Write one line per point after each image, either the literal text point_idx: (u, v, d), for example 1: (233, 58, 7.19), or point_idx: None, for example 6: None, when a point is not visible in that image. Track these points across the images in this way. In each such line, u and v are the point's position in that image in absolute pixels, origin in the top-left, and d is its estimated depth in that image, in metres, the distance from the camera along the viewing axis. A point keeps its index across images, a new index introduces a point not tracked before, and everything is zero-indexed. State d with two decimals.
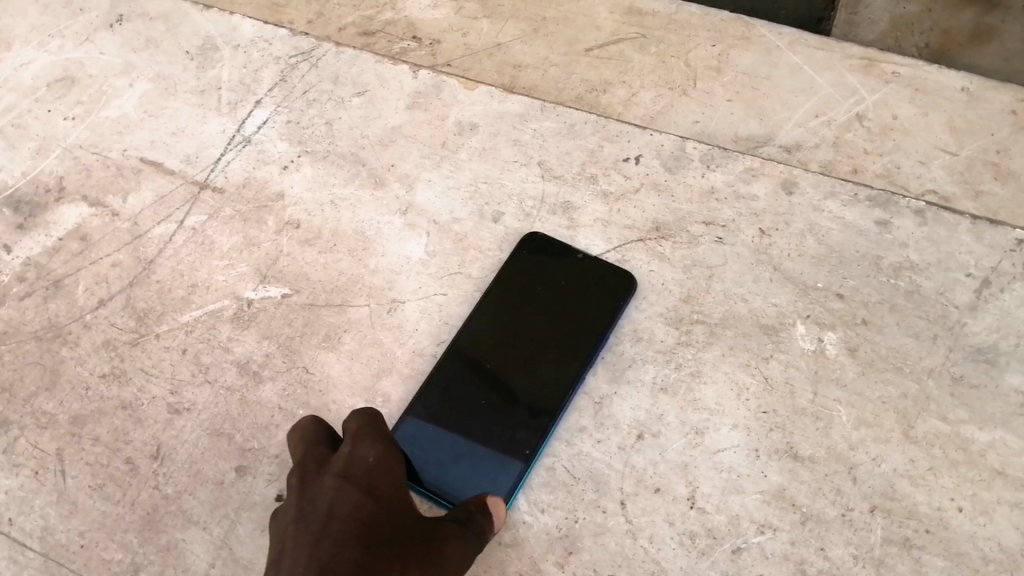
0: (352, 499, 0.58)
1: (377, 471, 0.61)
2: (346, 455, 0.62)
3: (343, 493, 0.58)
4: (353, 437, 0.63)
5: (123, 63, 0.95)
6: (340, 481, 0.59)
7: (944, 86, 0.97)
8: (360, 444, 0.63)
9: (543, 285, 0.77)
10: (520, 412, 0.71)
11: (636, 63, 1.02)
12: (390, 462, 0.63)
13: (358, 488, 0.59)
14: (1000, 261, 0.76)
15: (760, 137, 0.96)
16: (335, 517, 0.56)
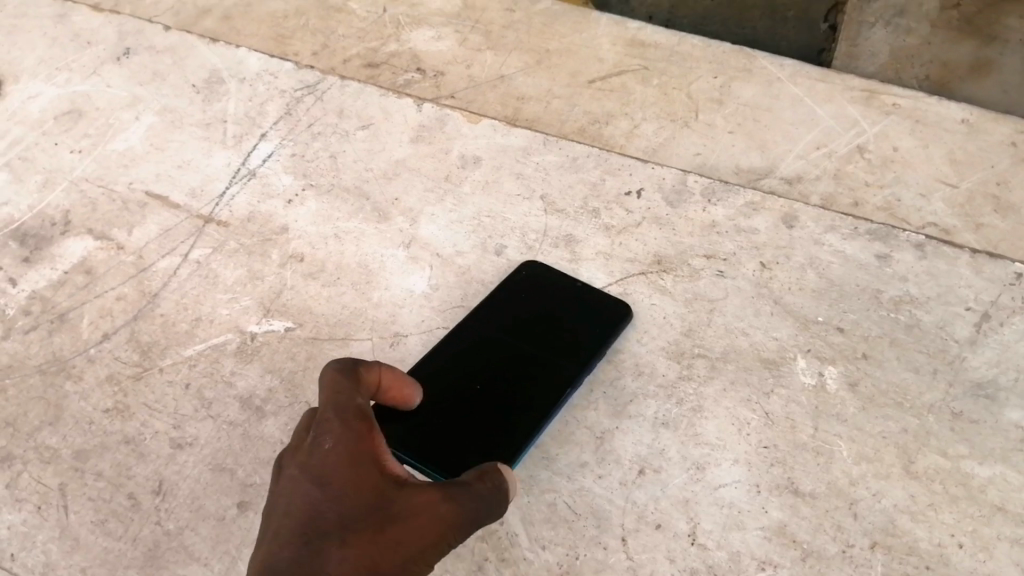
0: (301, 496, 0.54)
1: (331, 456, 0.55)
2: (307, 443, 0.56)
3: (295, 490, 0.54)
4: (312, 425, 0.57)
5: (130, 96, 0.96)
6: (298, 474, 0.55)
7: (944, 118, 0.99)
8: (320, 428, 0.57)
9: (534, 291, 0.78)
10: (518, 403, 0.71)
11: (638, 96, 1.04)
12: (349, 440, 0.56)
13: (311, 483, 0.54)
14: (999, 295, 0.77)
15: (761, 169, 0.97)
16: (287, 517, 0.53)
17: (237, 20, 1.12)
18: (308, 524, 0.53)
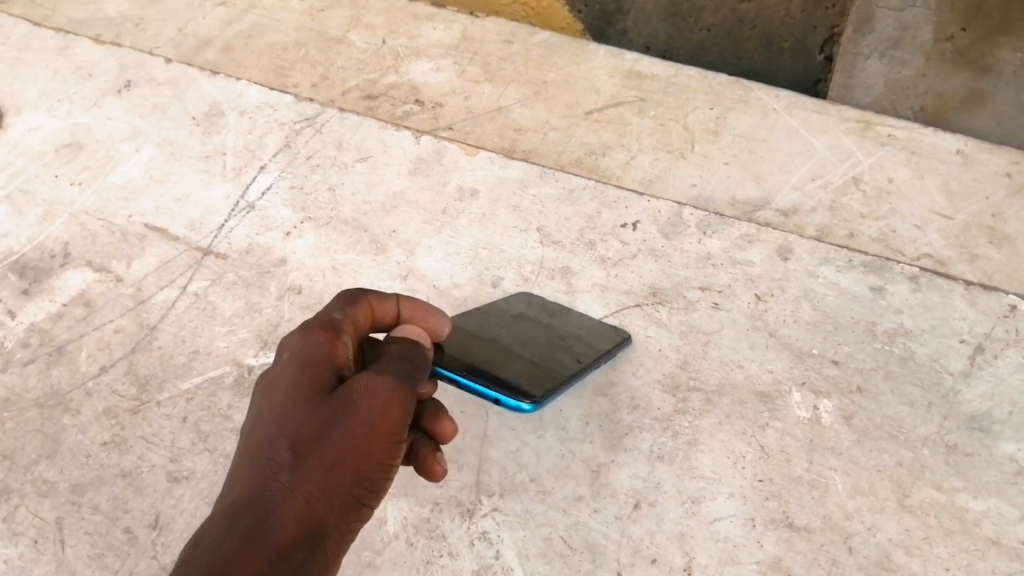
0: (258, 411, 0.57)
1: (288, 368, 0.57)
2: (276, 360, 0.59)
3: (256, 406, 0.57)
4: (282, 343, 0.59)
5: (130, 129, 0.97)
6: (260, 390, 0.58)
7: (939, 149, 1.00)
8: (288, 344, 0.58)
9: (514, 300, 0.80)
10: (548, 356, 0.74)
11: (635, 127, 1.05)
12: (306, 349, 0.57)
13: (265, 397, 0.57)
14: (993, 328, 0.77)
15: (757, 201, 0.98)
16: (248, 433, 0.56)
17: (238, 51, 1.13)
18: (258, 437, 0.55)
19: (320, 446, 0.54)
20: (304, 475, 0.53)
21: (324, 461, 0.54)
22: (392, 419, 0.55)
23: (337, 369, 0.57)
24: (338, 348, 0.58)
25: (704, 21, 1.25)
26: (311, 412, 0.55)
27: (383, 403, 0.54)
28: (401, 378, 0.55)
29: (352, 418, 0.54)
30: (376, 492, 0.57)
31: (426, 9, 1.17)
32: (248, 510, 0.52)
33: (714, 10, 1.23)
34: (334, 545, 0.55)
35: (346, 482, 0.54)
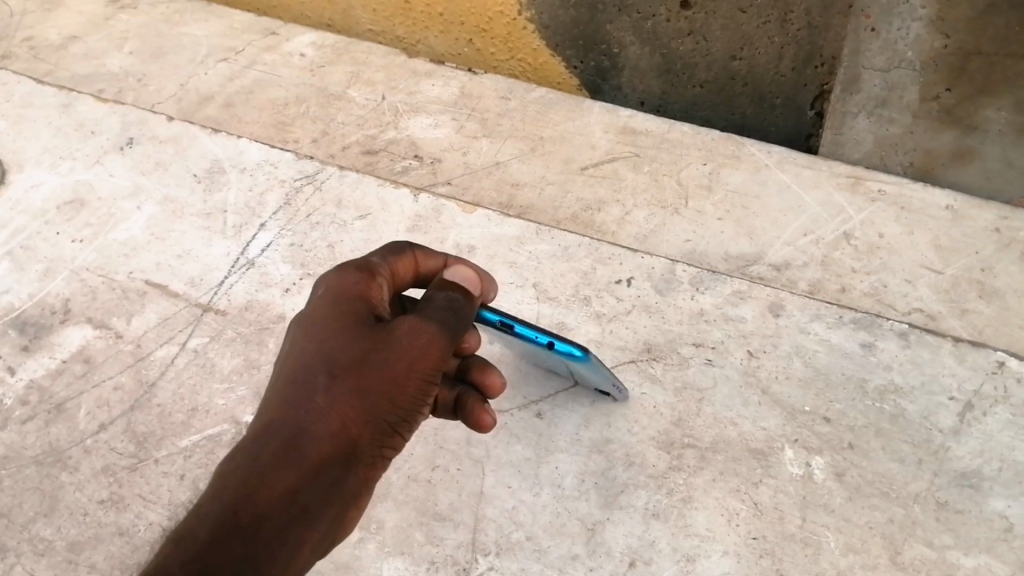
0: (296, 339, 0.63)
1: (327, 301, 0.63)
2: (316, 295, 0.65)
3: (294, 335, 0.63)
4: (321, 283, 0.65)
5: (132, 186, 0.99)
6: (299, 320, 0.64)
7: (929, 205, 1.02)
8: (329, 281, 0.65)
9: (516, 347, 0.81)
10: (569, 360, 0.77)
11: (630, 183, 1.07)
12: (345, 286, 0.64)
13: (303, 327, 0.63)
14: (982, 384, 0.78)
15: (749, 255, 0.99)
16: (287, 360, 0.63)
17: (240, 107, 1.14)
18: (301, 357, 0.61)
19: (356, 373, 0.60)
20: (339, 398, 0.60)
21: (358, 387, 0.60)
22: (429, 360, 0.61)
23: (373, 307, 0.63)
24: (373, 289, 0.64)
25: (697, 78, 1.27)
26: (353, 343, 0.61)
27: (423, 345, 0.60)
28: (438, 320, 0.61)
29: (390, 352, 0.60)
30: (409, 422, 0.63)
31: (425, 66, 1.19)
32: (288, 427, 0.60)
33: (706, 68, 1.25)
34: (366, 467, 0.62)
35: (380, 410, 0.61)
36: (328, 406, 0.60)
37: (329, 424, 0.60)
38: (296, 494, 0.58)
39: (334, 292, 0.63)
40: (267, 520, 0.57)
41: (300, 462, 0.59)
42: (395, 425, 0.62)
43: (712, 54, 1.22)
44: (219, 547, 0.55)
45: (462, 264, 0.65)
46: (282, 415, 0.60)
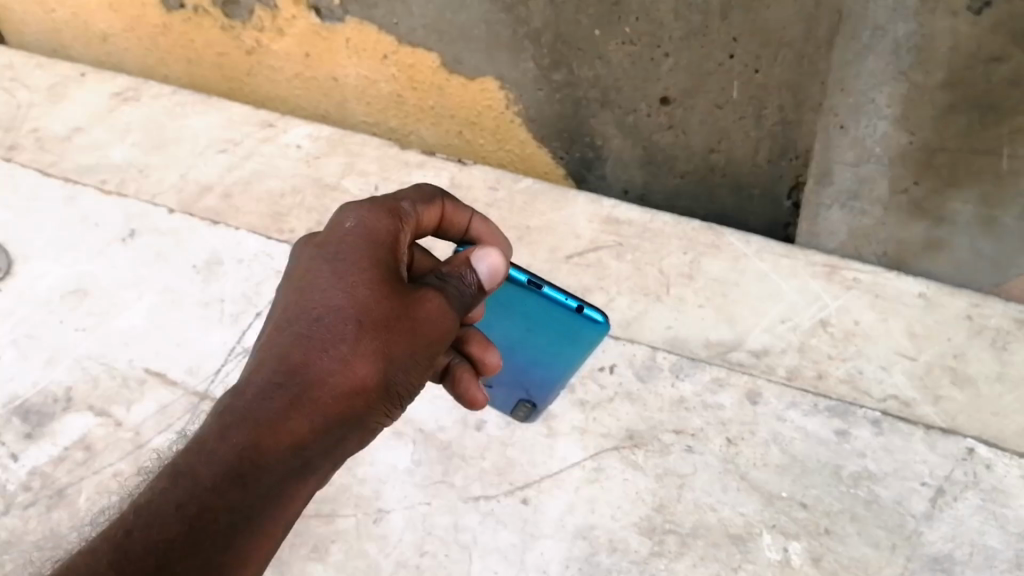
0: (323, 274, 0.77)
1: (360, 241, 0.79)
2: (348, 228, 0.80)
3: (322, 272, 0.78)
4: (354, 219, 0.80)
5: (133, 278, 1.08)
6: (325, 255, 0.78)
7: (902, 293, 1.07)
8: (365, 218, 0.80)
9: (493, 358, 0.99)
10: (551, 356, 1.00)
11: (613, 271, 1.11)
12: (379, 231, 0.80)
13: (333, 263, 0.78)
14: (953, 470, 0.93)
15: (730, 342, 1.04)
16: (311, 297, 0.77)
17: (238, 196, 1.17)
18: (326, 309, 0.76)
19: (378, 335, 0.75)
20: (361, 357, 0.75)
21: (377, 345, 0.75)
22: (439, 336, 0.78)
23: (396, 261, 0.79)
24: (399, 241, 0.81)
25: (677, 169, 1.32)
26: (380, 303, 0.76)
27: (437, 325, 0.77)
28: (453, 301, 0.79)
29: (412, 323, 0.76)
30: (412, 383, 0.79)
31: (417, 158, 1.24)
32: (309, 364, 0.74)
33: (687, 159, 1.30)
34: (364, 429, 0.77)
35: (390, 370, 0.76)
36: (348, 363, 0.74)
37: (347, 376, 0.74)
38: (305, 442, 0.73)
39: (361, 249, 0.78)
40: (282, 454, 0.72)
41: (313, 405, 0.73)
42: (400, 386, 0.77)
43: (691, 146, 1.28)
44: (221, 494, 0.70)
45: (492, 253, 0.80)
46: (307, 362, 0.74)
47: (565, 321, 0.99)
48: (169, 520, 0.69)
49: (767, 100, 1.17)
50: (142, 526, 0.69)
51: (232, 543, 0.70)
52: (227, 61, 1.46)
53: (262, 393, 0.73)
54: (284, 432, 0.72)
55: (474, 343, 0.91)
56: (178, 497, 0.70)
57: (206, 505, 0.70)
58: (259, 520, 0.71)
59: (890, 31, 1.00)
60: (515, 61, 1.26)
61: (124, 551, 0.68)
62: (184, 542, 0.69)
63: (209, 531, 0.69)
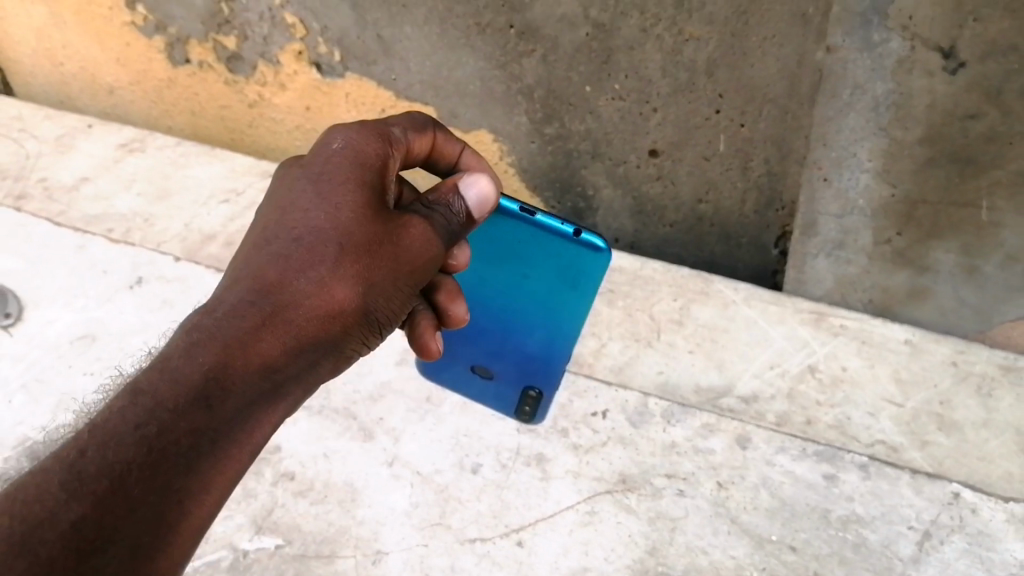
0: (306, 195, 0.80)
1: (348, 157, 0.82)
2: (337, 145, 0.83)
3: (306, 191, 0.80)
4: (343, 139, 0.83)
5: (140, 323, 1.11)
6: (311, 173, 0.82)
7: (888, 339, 1.11)
8: (357, 136, 0.83)
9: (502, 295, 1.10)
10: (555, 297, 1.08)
11: (603, 317, 1.14)
12: (369, 150, 0.83)
13: (320, 180, 0.81)
14: (939, 514, 0.96)
15: (720, 387, 1.07)
16: (293, 218, 0.79)
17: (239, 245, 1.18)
18: (307, 230, 0.78)
19: (358, 259, 0.78)
20: (340, 279, 0.78)
21: (357, 268, 0.78)
22: (420, 265, 0.82)
23: (382, 183, 0.83)
24: (388, 164, 0.84)
25: (666, 219, 1.36)
26: (364, 226, 0.79)
27: (420, 253, 0.82)
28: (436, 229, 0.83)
29: (395, 249, 0.80)
30: (388, 312, 0.83)
31: None
32: (288, 282, 0.76)
33: (675, 209, 1.34)
34: (335, 353, 0.80)
35: (368, 294, 0.80)
36: (328, 284, 0.77)
37: (325, 297, 0.77)
38: (277, 361, 0.75)
39: (347, 172, 0.81)
40: (255, 375, 0.73)
41: (288, 325, 0.76)
42: (376, 311, 0.81)
43: (680, 197, 1.31)
44: (184, 417, 0.68)
45: (482, 179, 0.87)
46: (285, 281, 0.77)
47: (566, 247, 1.04)
48: (127, 441, 0.66)
49: (752, 153, 1.21)
50: (97, 446, 0.65)
51: (195, 468, 0.68)
52: (229, 113, 1.50)
53: (238, 311, 0.74)
54: (257, 351, 0.73)
55: (443, 294, 0.98)
56: (137, 418, 0.67)
57: (168, 427, 0.67)
58: (225, 445, 0.70)
59: (869, 90, 1.05)
60: (509, 114, 1.30)
61: (77, 471, 0.64)
62: (144, 463, 0.66)
63: (170, 455, 0.67)
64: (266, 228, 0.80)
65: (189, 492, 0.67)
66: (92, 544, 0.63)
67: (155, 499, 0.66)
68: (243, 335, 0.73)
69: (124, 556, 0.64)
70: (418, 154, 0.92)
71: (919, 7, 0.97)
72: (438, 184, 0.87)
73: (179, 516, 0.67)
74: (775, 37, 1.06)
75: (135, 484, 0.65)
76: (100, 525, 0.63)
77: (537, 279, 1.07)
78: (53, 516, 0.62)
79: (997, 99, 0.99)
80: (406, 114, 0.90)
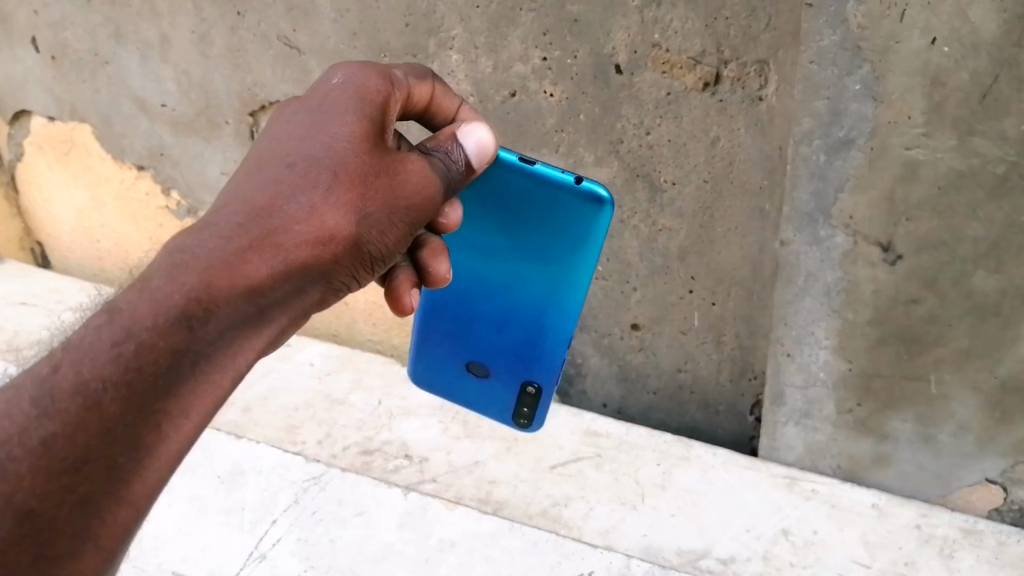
0: (302, 128, 0.85)
1: (346, 96, 0.88)
2: (337, 85, 0.89)
3: (302, 125, 0.85)
4: (341, 80, 0.89)
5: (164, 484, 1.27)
6: (311, 108, 0.87)
7: (856, 503, 1.27)
8: (357, 78, 0.90)
9: (502, 258, 1.18)
10: (553, 263, 1.15)
11: (592, 480, 1.29)
12: (366, 89, 0.89)
13: (317, 114, 0.86)
14: None
15: (699, 549, 1.19)
16: (287, 148, 0.84)
17: (255, 411, 1.40)
18: (302, 158, 0.83)
19: (351, 189, 0.83)
20: (332, 207, 0.81)
21: (351, 198, 0.82)
22: (416, 202, 0.87)
23: (382, 122, 0.88)
24: (388, 105, 0.90)
25: (649, 385, 1.46)
26: (359, 159, 0.84)
27: (416, 190, 0.87)
28: (432, 172, 0.89)
29: (390, 182, 0.85)
30: (382, 247, 0.87)
31: None
32: (279, 204, 0.80)
33: (657, 377, 1.45)
34: (325, 282, 0.83)
35: (361, 223, 0.83)
36: (319, 210, 0.81)
37: (318, 221, 0.81)
38: (264, 283, 0.77)
39: (344, 108, 0.86)
40: (242, 293, 0.76)
41: (279, 244, 0.78)
42: (366, 243, 0.84)
43: (661, 366, 1.43)
44: (166, 335, 0.71)
45: (480, 131, 0.95)
46: (276, 205, 0.80)
47: (566, 198, 1.09)
48: (102, 358, 0.69)
49: (724, 328, 1.35)
50: (71, 363, 0.69)
51: (175, 390, 0.71)
52: None
53: (226, 231, 0.77)
54: (243, 271, 0.76)
55: (427, 250, 1.03)
56: (115, 336, 0.70)
57: (146, 345, 0.70)
58: (204, 366, 0.73)
59: (820, 278, 1.17)
60: None
61: (48, 387, 0.68)
62: (119, 381, 0.69)
63: (147, 372, 0.70)
64: (260, 156, 0.84)
65: (167, 414, 0.71)
66: (64, 464, 0.66)
67: (130, 421, 0.69)
68: (229, 254, 0.76)
69: (97, 477, 0.67)
70: (417, 104, 0.98)
71: (858, 208, 1.11)
72: (437, 134, 0.95)
73: (156, 441, 0.70)
74: (738, 228, 1.26)
75: (110, 402, 0.68)
76: (73, 445, 0.66)
77: (540, 240, 1.13)
78: (22, 432, 0.66)
79: (934, 286, 1.12)
80: (408, 63, 0.97)
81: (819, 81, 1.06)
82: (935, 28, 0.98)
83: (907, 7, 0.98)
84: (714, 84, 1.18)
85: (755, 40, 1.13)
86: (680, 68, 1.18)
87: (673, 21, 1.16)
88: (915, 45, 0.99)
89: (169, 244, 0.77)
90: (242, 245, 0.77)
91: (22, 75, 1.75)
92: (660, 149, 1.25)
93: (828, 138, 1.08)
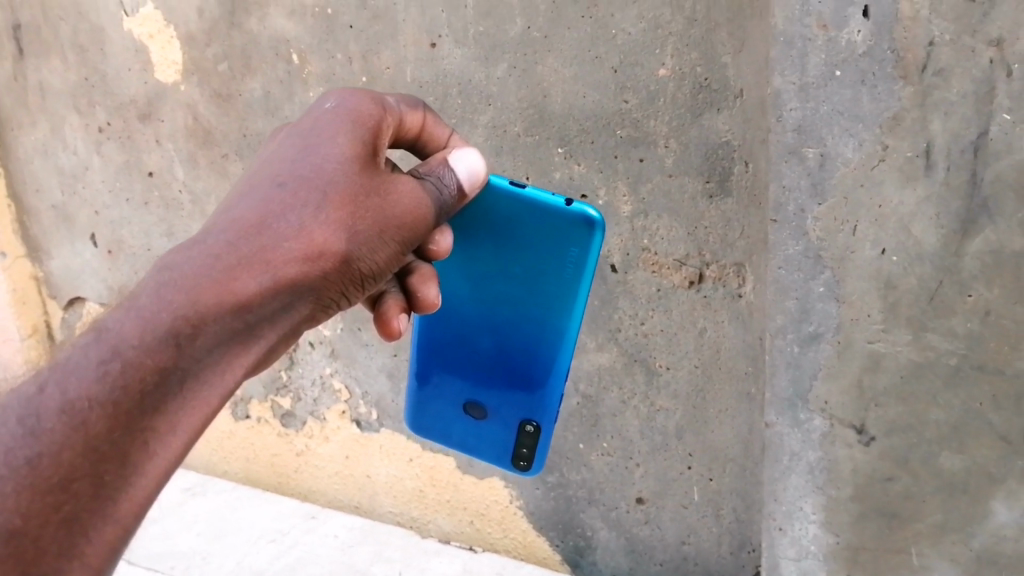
0: (293, 154, 0.97)
1: (338, 122, 0.99)
2: (330, 112, 1.01)
3: (293, 151, 0.97)
4: (333, 108, 1.01)
5: None
6: (302, 135, 0.99)
7: None
8: (349, 105, 1.01)
9: (495, 288, 1.26)
10: (549, 286, 1.24)
11: None
12: (357, 115, 1.01)
13: (308, 140, 0.98)
14: None
15: None
16: (279, 171, 0.96)
17: None
18: (294, 179, 0.95)
19: (340, 208, 0.94)
20: (321, 224, 0.93)
21: (342, 219, 0.94)
22: (402, 226, 0.99)
23: (374, 149, 1.00)
24: (379, 132, 1.02)
25: (655, 557, 1.54)
26: (347, 182, 0.95)
27: (402, 213, 0.99)
28: (420, 198, 1.02)
29: (380, 205, 0.97)
30: (371, 266, 0.98)
31: (434, 545, 1.58)
32: (267, 227, 0.91)
33: (662, 549, 1.53)
34: (315, 297, 0.94)
35: (350, 241, 0.94)
36: (308, 227, 0.92)
37: (308, 238, 0.92)
38: (252, 300, 0.88)
39: (335, 131, 0.98)
40: (233, 309, 0.87)
41: (268, 265, 0.90)
42: (357, 260, 0.96)
43: (665, 538, 1.52)
44: (153, 353, 0.82)
45: (473, 157, 1.09)
46: (267, 225, 0.91)
47: (555, 221, 1.20)
48: (89, 377, 0.79)
49: (722, 502, 1.44)
50: (57, 383, 0.79)
51: (163, 408, 0.82)
52: (281, 459, 1.88)
53: (218, 249, 0.89)
54: (233, 288, 0.87)
55: (416, 277, 1.13)
56: (103, 355, 0.80)
57: (133, 363, 0.80)
58: (191, 382, 0.84)
59: (803, 456, 1.27)
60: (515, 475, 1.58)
61: (36, 406, 0.78)
62: (106, 399, 0.78)
63: (133, 390, 0.80)
64: (257, 179, 0.96)
65: (154, 432, 0.81)
66: (50, 484, 0.75)
67: (119, 437, 0.79)
68: (219, 273, 0.87)
69: (84, 495, 0.76)
70: (408, 130, 1.10)
71: (831, 395, 1.22)
72: (429, 160, 1.08)
73: (144, 458, 0.80)
74: (728, 410, 1.38)
75: (96, 420, 0.78)
76: (58, 465, 0.76)
77: (534, 268, 1.23)
78: (11, 451, 0.76)
79: (906, 465, 1.22)
80: (401, 94, 1.10)
81: (787, 284, 1.20)
82: (883, 240, 1.13)
83: (858, 223, 1.13)
84: (698, 282, 1.33)
85: (732, 245, 1.29)
86: (668, 268, 1.35)
87: (660, 228, 1.33)
88: (868, 255, 1.14)
89: (162, 262, 0.89)
90: (231, 263, 0.88)
91: (79, 267, 1.94)
92: (654, 337, 1.39)
93: (799, 332, 1.21)
